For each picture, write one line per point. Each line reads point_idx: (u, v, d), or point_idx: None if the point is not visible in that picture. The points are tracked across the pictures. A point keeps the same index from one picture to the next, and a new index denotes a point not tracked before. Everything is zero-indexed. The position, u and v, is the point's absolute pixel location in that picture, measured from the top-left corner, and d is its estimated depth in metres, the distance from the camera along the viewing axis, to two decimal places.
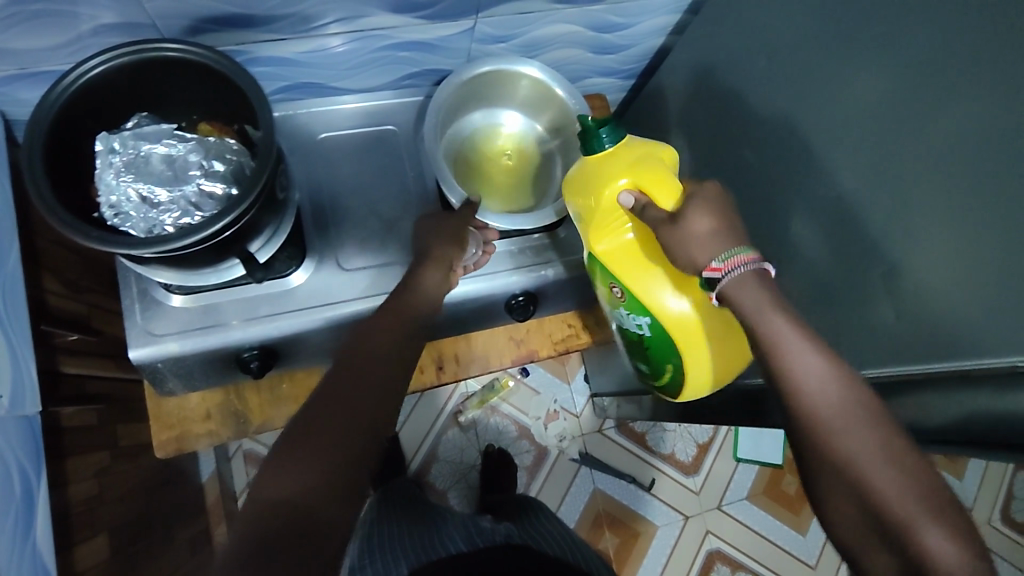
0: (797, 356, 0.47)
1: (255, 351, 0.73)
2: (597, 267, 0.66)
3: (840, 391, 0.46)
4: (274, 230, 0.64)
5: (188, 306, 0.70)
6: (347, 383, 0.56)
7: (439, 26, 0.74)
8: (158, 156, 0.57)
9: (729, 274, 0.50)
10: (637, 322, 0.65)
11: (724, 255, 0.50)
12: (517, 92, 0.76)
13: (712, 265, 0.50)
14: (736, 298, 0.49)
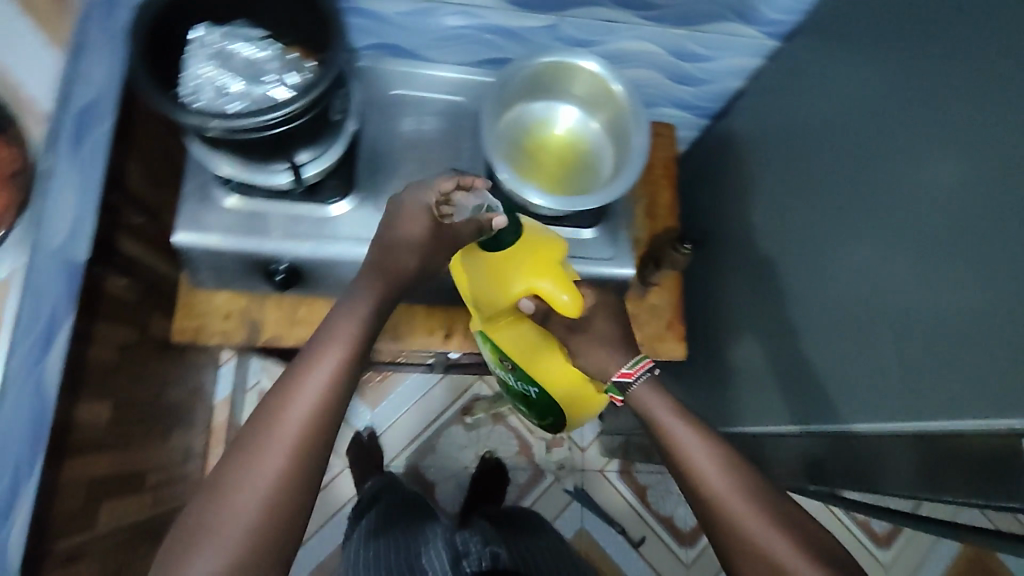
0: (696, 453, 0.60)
1: (285, 265, 0.78)
2: (488, 347, 0.79)
3: (736, 477, 0.58)
4: (323, 150, 0.71)
5: (238, 209, 0.77)
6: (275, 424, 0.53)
7: (526, 15, 0.80)
8: (242, 57, 0.64)
9: (637, 378, 0.65)
10: (526, 386, 0.80)
11: (632, 362, 0.67)
12: (575, 86, 0.79)
13: (623, 371, 0.66)
14: (644, 400, 0.64)
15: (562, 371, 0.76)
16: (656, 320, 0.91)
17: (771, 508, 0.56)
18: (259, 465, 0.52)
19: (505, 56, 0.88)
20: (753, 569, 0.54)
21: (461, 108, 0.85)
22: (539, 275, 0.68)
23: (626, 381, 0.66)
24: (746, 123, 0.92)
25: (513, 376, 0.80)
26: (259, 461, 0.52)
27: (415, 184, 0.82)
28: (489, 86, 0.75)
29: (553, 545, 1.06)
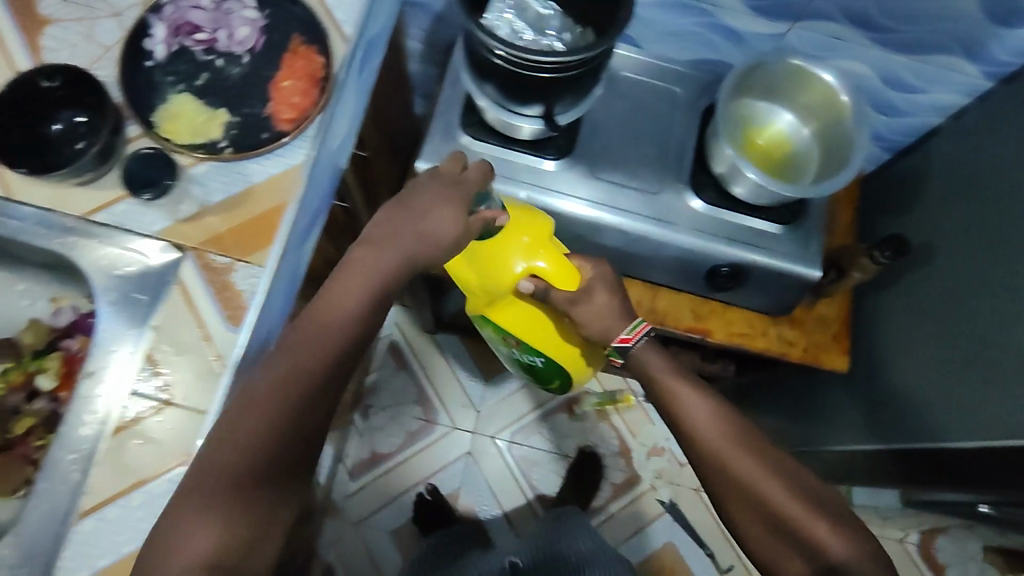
0: (690, 400, 0.74)
1: None
2: (491, 324, 0.88)
3: (722, 422, 0.72)
4: (581, 102, 0.78)
5: (474, 151, 0.86)
6: (258, 413, 0.59)
7: (759, 21, 0.85)
8: (534, 9, 0.73)
9: (636, 341, 0.79)
10: (532, 357, 0.91)
11: (631, 328, 0.79)
12: (804, 94, 0.83)
13: (622, 337, 0.79)
14: (643, 356, 0.79)
15: (561, 337, 0.87)
16: (825, 330, 0.95)
17: (756, 447, 0.70)
18: (241, 453, 0.58)
19: (723, 58, 0.93)
20: (746, 502, 0.68)
21: (675, 96, 0.91)
22: (531, 253, 0.77)
23: (626, 344, 0.79)
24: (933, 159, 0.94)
25: (518, 349, 0.91)
26: (240, 444, 0.58)
27: (624, 157, 0.88)
28: (729, 73, 0.80)
29: (580, 536, 1.18)
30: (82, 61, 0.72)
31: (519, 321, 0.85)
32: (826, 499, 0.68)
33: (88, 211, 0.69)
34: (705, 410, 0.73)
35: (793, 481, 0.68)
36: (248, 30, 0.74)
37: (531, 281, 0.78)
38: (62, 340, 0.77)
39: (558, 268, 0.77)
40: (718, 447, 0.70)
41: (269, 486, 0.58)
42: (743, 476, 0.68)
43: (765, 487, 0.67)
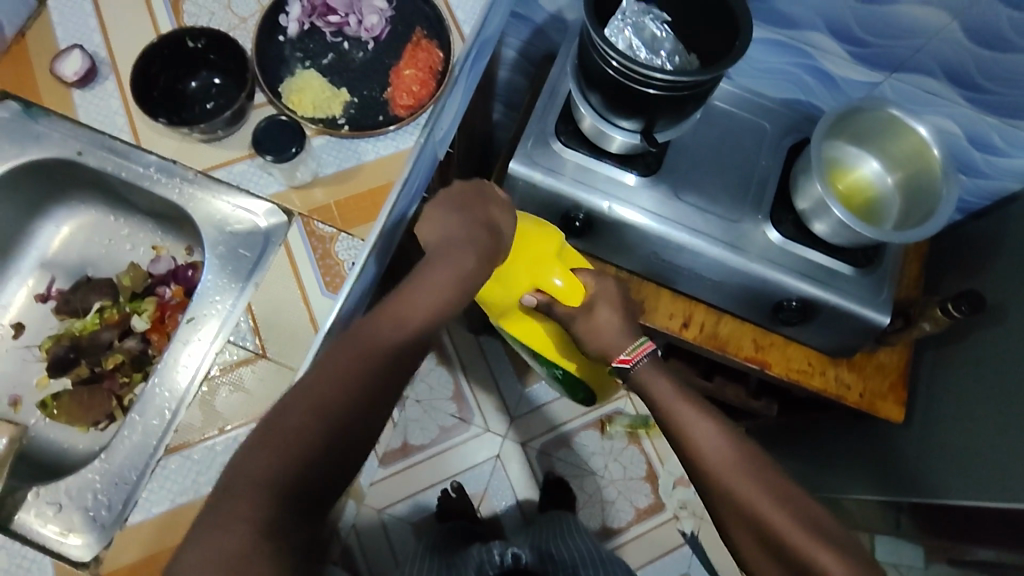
0: (687, 421, 0.72)
1: (582, 216, 0.90)
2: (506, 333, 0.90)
3: (720, 441, 0.69)
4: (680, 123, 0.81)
5: (566, 159, 0.89)
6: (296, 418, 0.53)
7: (855, 67, 0.88)
8: (650, 30, 0.76)
9: (635, 361, 0.78)
10: (551, 367, 0.91)
11: (633, 347, 0.79)
12: (895, 143, 0.84)
13: (622, 358, 0.78)
14: (645, 377, 0.78)
15: (561, 348, 0.86)
16: (883, 378, 0.96)
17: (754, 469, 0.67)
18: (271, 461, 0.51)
19: (812, 100, 0.96)
20: (748, 527, 0.65)
21: (762, 130, 0.93)
22: (541, 268, 0.78)
23: (625, 366, 0.78)
24: (1005, 222, 0.94)
25: (536, 358, 0.91)
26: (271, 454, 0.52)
27: (708, 182, 0.90)
28: (826, 114, 0.82)
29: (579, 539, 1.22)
30: (219, 27, 0.77)
31: (528, 332, 0.85)
32: (838, 533, 0.63)
33: (209, 167, 0.73)
34: (711, 436, 0.70)
35: (797, 508, 0.65)
36: (376, 19, 0.78)
37: (536, 295, 0.78)
38: (158, 287, 0.80)
39: (566, 286, 0.79)
40: (724, 472, 0.67)
41: (296, 502, 0.51)
42: (747, 500, 0.65)
43: (770, 514, 0.64)
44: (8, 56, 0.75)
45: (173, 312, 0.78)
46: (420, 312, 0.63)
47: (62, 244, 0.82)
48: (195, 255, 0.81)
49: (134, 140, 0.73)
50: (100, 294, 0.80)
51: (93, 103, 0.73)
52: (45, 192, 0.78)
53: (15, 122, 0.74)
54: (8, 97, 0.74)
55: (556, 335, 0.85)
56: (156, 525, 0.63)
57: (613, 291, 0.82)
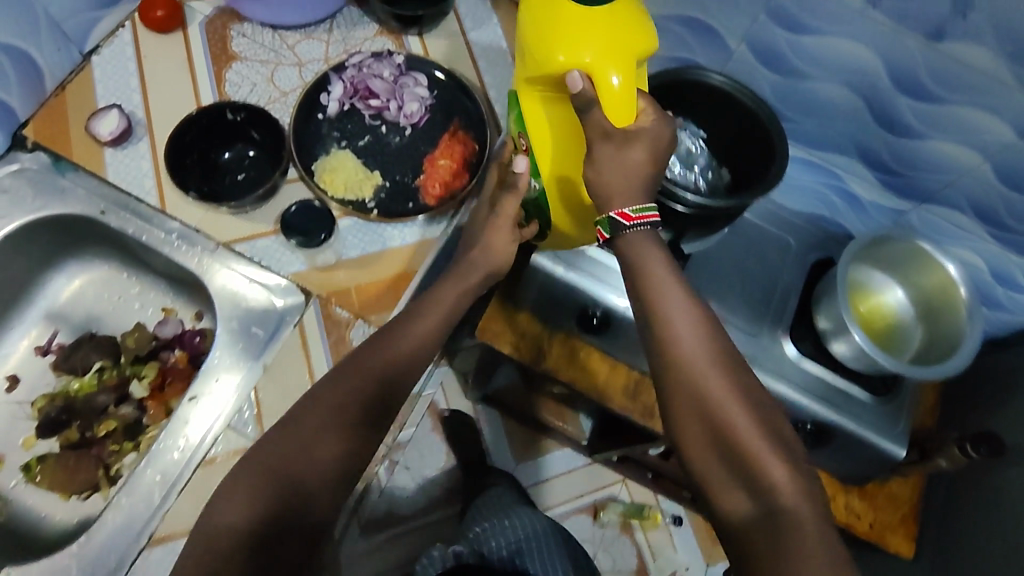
0: (657, 273, 0.55)
1: (599, 314, 0.88)
2: (515, 108, 0.65)
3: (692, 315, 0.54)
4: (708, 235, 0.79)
5: (588, 257, 0.89)
6: (276, 455, 0.55)
7: (882, 192, 0.89)
8: (684, 144, 0.76)
9: (634, 226, 0.54)
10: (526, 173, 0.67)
11: (638, 208, 0.54)
12: (919, 277, 0.83)
13: (623, 211, 0.54)
14: (631, 248, 0.55)
15: (574, 168, 0.62)
16: (893, 510, 0.93)
17: None
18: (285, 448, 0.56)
19: (837, 218, 0.96)
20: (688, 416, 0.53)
21: (786, 245, 0.93)
22: (601, 65, 0.55)
23: (622, 222, 0.54)
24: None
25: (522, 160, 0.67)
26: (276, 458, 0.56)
27: (730, 292, 0.89)
28: (854, 240, 0.81)
29: None
30: (259, 99, 0.79)
31: (537, 122, 0.62)
32: (799, 451, 0.54)
33: (231, 240, 0.72)
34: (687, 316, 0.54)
35: (761, 413, 0.53)
36: (417, 105, 0.79)
37: (581, 78, 0.55)
38: (162, 350, 0.78)
39: (623, 96, 0.55)
40: (691, 360, 0.54)
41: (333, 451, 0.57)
42: (710, 398, 0.53)
43: (732, 413, 0.52)
44: (45, 108, 0.75)
45: (174, 379, 0.76)
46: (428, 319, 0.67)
47: (70, 297, 0.80)
48: (204, 321, 0.80)
49: (159, 205, 0.73)
50: (100, 351, 0.77)
51: (124, 164, 0.74)
52: (61, 246, 0.77)
53: (42, 174, 0.73)
54: (40, 148, 0.74)
55: (573, 151, 0.62)
56: None
57: (668, 138, 0.57)
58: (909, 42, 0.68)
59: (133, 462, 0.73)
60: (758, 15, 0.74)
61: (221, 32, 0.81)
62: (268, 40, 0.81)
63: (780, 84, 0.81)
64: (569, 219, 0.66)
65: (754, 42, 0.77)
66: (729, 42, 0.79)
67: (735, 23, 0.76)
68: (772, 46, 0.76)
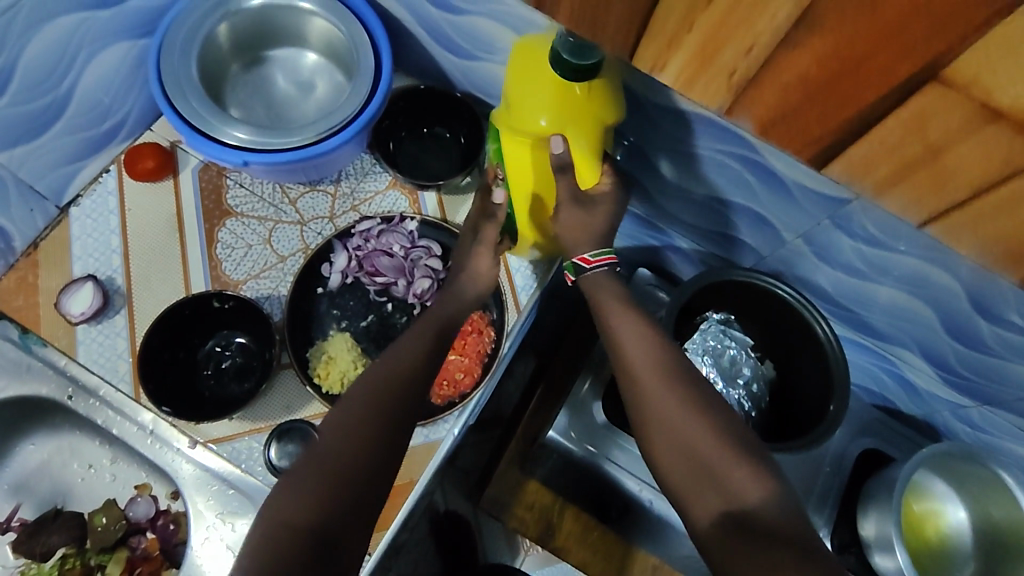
0: (616, 313, 0.57)
1: (617, 502, 0.80)
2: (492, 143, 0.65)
3: (649, 340, 0.55)
4: None
5: (611, 441, 0.77)
6: (338, 442, 0.46)
7: (942, 387, 0.79)
8: (728, 355, 0.67)
9: (593, 267, 0.60)
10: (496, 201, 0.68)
11: (596, 252, 0.60)
12: (986, 507, 0.74)
13: (584, 256, 0.60)
14: (593, 287, 0.59)
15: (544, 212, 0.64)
16: None
17: None
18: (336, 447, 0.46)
19: (889, 397, 0.87)
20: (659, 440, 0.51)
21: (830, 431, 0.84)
22: (577, 132, 0.57)
23: (583, 265, 0.60)
24: None
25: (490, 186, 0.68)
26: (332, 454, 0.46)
27: None
28: (922, 451, 0.72)
29: None
30: (255, 265, 0.71)
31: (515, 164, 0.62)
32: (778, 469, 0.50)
33: (211, 438, 0.65)
34: (641, 336, 0.55)
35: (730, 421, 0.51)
36: (428, 284, 0.71)
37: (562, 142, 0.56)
38: (132, 535, 0.71)
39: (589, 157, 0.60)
40: (646, 373, 0.53)
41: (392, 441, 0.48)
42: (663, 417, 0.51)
43: (701, 430, 0.50)
44: (17, 272, 0.68)
45: (143, 574, 0.69)
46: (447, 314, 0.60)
47: (37, 467, 0.73)
48: (178, 502, 0.72)
49: (133, 393, 0.65)
50: (64, 536, 0.70)
51: (96, 340, 0.66)
52: (32, 413, 0.71)
53: (12, 349, 0.67)
54: (5, 317, 0.67)
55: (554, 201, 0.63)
56: None
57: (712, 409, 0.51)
58: (1000, 282, 0.58)
59: None
60: (820, 219, 0.66)
61: (217, 181, 0.73)
62: (268, 193, 0.74)
63: (836, 276, 0.73)
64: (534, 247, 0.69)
65: (811, 237, 0.70)
66: (784, 233, 0.71)
67: (790, 217, 0.68)
68: (832, 246, 0.69)
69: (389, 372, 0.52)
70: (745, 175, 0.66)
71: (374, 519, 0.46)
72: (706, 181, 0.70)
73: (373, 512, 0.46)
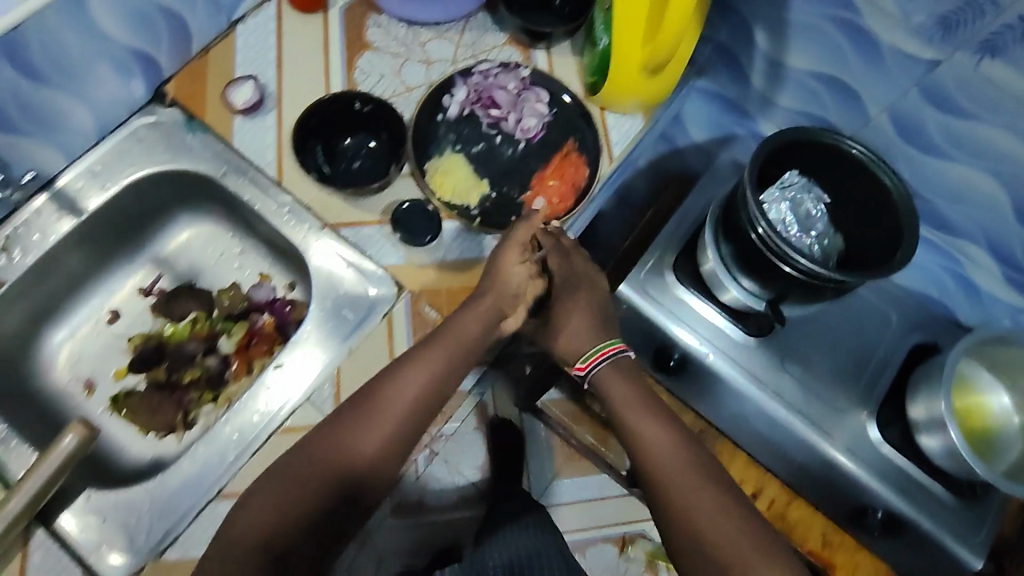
0: (636, 417, 0.70)
1: (677, 356, 0.87)
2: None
3: (673, 446, 0.68)
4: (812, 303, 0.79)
5: (678, 299, 0.86)
6: (287, 490, 0.60)
7: (1004, 285, 0.83)
8: (804, 208, 0.75)
9: (589, 369, 0.72)
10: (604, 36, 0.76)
11: (587, 355, 0.72)
12: None
13: (579, 365, 0.72)
14: (611, 386, 0.72)
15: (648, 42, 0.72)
16: None
17: None
18: (295, 490, 0.60)
19: (945, 304, 0.91)
20: (678, 538, 0.64)
21: (887, 320, 0.88)
22: None
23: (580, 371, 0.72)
24: None
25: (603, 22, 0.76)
26: (292, 488, 0.60)
27: (817, 357, 0.86)
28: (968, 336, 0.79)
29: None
30: (385, 91, 0.81)
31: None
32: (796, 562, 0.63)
33: (338, 222, 0.75)
34: (661, 435, 0.69)
35: (749, 525, 0.64)
36: (535, 122, 0.80)
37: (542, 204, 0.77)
38: (252, 312, 0.81)
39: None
40: (671, 476, 0.67)
41: (336, 489, 0.61)
42: (690, 514, 0.64)
43: (714, 534, 0.63)
44: (187, 69, 0.79)
45: (260, 342, 0.79)
46: (450, 351, 0.66)
47: (178, 246, 0.84)
48: (294, 291, 0.81)
49: (276, 177, 0.76)
50: (197, 303, 0.81)
51: (250, 132, 0.77)
52: (180, 196, 0.81)
53: (173, 130, 0.77)
54: (178, 105, 0.78)
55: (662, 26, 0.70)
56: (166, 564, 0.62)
57: (715, 504, 0.65)
58: None
59: (208, 413, 0.77)
60: (909, 89, 0.72)
61: (359, 19, 0.83)
62: (401, 35, 0.83)
63: (917, 160, 0.78)
64: (634, 83, 0.76)
65: (897, 114, 0.75)
66: (869, 110, 0.77)
67: (882, 91, 0.74)
68: (918, 122, 0.74)
69: (359, 419, 0.63)
70: (841, 42, 0.73)
71: (339, 533, 0.61)
72: (803, 52, 0.78)
73: (335, 531, 0.61)
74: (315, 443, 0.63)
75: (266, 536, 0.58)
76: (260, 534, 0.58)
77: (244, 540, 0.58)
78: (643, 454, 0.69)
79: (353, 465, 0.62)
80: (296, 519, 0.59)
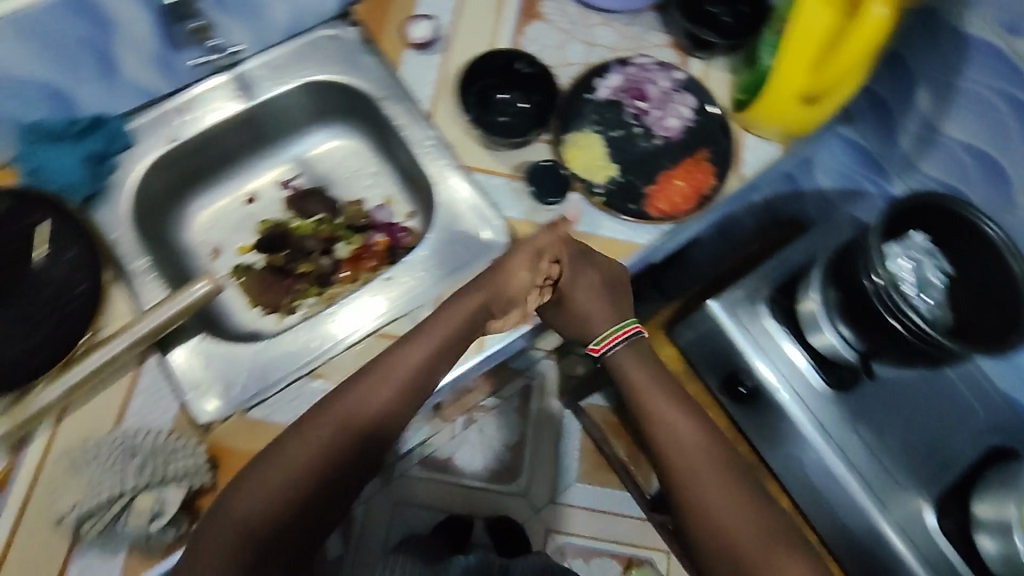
0: (657, 405, 0.69)
1: (750, 385, 0.88)
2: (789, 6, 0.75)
3: (694, 437, 0.67)
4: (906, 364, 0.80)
5: (764, 330, 0.87)
6: (278, 480, 0.59)
7: None
8: (925, 271, 0.74)
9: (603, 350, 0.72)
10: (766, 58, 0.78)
11: (600, 338, 0.72)
12: None
13: (592, 346, 0.72)
14: (625, 368, 0.71)
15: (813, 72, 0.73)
16: None
17: None
18: (284, 479, 0.59)
19: None
20: (702, 527, 0.64)
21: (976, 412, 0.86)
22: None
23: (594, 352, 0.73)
24: None
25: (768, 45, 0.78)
26: (282, 479, 0.59)
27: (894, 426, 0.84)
28: None
29: None
30: (545, 59, 0.85)
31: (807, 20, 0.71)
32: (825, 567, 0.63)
33: (472, 166, 0.80)
34: (685, 423, 0.68)
35: (775, 525, 0.64)
36: (677, 123, 0.83)
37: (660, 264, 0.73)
38: (370, 229, 0.88)
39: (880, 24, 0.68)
40: (693, 465, 0.66)
41: (328, 479, 0.61)
42: (711, 508, 0.64)
43: (741, 531, 0.63)
44: None
45: (371, 257, 0.86)
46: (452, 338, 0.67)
47: (322, 152, 0.92)
48: (412, 220, 0.87)
49: (428, 111, 0.82)
50: (325, 207, 0.89)
51: (416, 66, 0.83)
52: (337, 108, 0.89)
53: (350, 48, 0.85)
54: (358, 25, 0.85)
55: (831, 63, 0.72)
56: (248, 422, 0.68)
57: (743, 499, 0.64)
58: None
59: (310, 305, 0.84)
60: None
61: None
62: (573, 12, 0.88)
63: None
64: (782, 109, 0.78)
65: None
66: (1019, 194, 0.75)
67: None
68: None
69: (351, 409, 0.62)
70: (1007, 119, 0.72)
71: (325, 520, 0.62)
72: (962, 121, 0.77)
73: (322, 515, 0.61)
74: (301, 434, 0.61)
75: (262, 522, 0.58)
76: (251, 523, 0.58)
77: (235, 529, 0.57)
78: (663, 442, 0.68)
79: (343, 453, 0.61)
80: (289, 506, 0.59)
